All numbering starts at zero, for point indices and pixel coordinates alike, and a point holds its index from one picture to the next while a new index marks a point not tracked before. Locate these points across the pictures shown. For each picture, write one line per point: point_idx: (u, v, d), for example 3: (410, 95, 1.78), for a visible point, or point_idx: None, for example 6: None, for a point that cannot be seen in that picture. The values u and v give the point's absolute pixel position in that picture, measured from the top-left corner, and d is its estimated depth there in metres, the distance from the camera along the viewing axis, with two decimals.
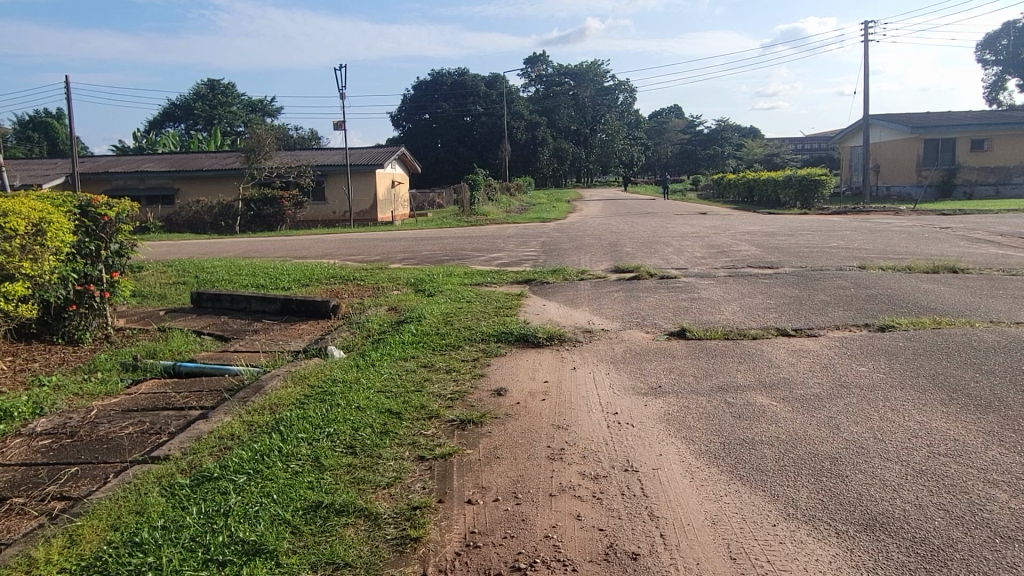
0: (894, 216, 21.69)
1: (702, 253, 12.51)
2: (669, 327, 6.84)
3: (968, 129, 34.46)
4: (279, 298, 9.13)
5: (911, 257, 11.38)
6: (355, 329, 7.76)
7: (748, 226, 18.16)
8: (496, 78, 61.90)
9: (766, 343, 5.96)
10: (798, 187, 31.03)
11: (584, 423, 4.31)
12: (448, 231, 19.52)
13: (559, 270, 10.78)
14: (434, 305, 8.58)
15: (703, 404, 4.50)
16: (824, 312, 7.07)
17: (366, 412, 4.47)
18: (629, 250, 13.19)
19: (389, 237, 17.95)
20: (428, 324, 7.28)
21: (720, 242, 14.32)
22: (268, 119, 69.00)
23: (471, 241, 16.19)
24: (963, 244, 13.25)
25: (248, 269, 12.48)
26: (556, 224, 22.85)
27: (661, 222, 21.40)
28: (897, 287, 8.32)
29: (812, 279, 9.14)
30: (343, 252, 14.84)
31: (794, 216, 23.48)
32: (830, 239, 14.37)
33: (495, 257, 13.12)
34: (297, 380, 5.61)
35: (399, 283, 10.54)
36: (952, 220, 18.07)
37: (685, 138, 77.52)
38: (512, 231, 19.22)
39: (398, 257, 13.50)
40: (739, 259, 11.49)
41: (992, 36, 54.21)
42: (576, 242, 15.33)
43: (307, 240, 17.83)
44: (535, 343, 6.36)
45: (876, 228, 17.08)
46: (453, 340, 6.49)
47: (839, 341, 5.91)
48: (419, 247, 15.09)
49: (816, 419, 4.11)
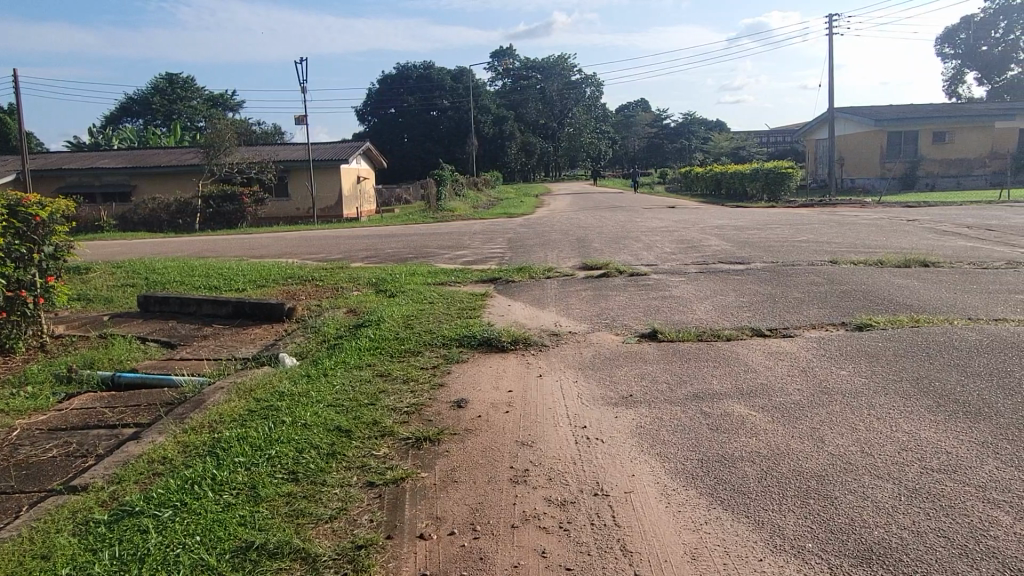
0: (860, 208, 21.72)
1: (671, 248, 12.26)
2: (639, 328, 6.54)
3: (930, 122, 34.91)
4: (231, 301, 8.70)
5: (881, 250, 11.26)
6: (310, 334, 7.35)
7: (716, 220, 18.00)
8: (462, 72, 61.35)
9: (741, 346, 5.69)
10: (764, 180, 31.09)
11: (550, 438, 3.97)
12: (412, 227, 19.12)
13: (525, 268, 10.45)
14: (394, 306, 8.19)
15: (677, 415, 4.19)
16: (798, 310, 6.82)
17: (313, 431, 4.07)
18: (597, 246, 12.93)
19: (351, 234, 17.47)
20: (386, 328, 6.89)
21: (688, 237, 14.10)
22: (230, 114, 67.67)
23: (436, 238, 15.78)
24: (931, 236, 13.19)
25: (202, 269, 11.94)
26: (523, 219, 22.60)
27: (629, 216, 21.17)
28: (870, 283, 8.12)
29: (784, 275, 8.93)
30: (303, 250, 14.34)
31: (761, 210, 23.45)
32: (799, 233, 14.23)
33: (461, 255, 12.72)
34: (241, 394, 5.18)
35: (359, 284, 10.12)
36: (918, 212, 18.10)
37: (653, 132, 77.61)
38: (479, 227, 18.83)
39: (361, 256, 13.05)
40: (708, 254, 11.25)
41: (951, 30, 55.07)
42: (543, 238, 15.01)
43: (266, 238, 17.27)
44: (500, 348, 6.01)
45: (843, 221, 17.02)
46: (412, 346, 6.10)
47: (817, 343, 5.65)
48: (382, 244, 14.66)
49: (799, 431, 3.82)
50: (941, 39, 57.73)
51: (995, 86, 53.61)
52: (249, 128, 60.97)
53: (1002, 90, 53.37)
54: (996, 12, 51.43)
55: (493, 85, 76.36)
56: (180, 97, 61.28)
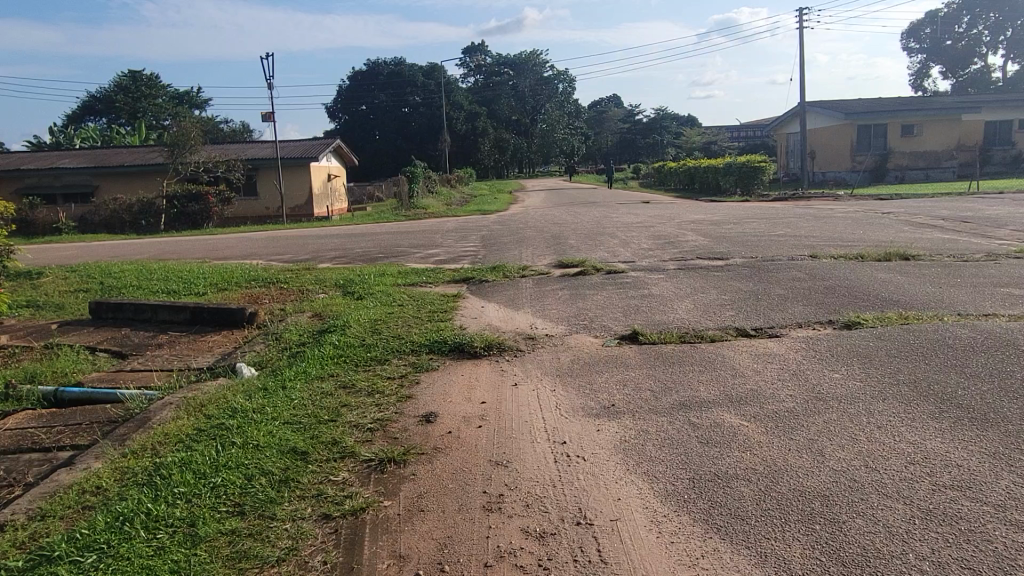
0: (835, 201, 21.69)
1: (648, 244, 11.98)
2: (618, 329, 6.22)
3: (899, 115, 35.14)
4: (189, 307, 8.26)
5: (861, 244, 11.08)
6: (272, 341, 6.93)
7: (692, 215, 17.78)
8: (433, 68, 60.77)
9: (727, 347, 5.39)
10: (738, 174, 31.04)
11: (527, 457, 3.63)
12: (384, 226, 18.67)
13: (499, 267, 10.10)
14: (362, 310, 7.78)
15: (664, 428, 3.86)
16: (783, 309, 6.54)
17: (265, 455, 3.68)
18: (572, 243, 12.62)
19: (320, 233, 17.01)
20: (352, 333, 6.49)
21: (665, 232, 13.83)
22: (197, 112, 66.51)
23: (407, 236, 15.37)
24: (908, 229, 13.05)
25: (161, 272, 11.42)
26: (497, 216, 22.25)
27: (604, 211, 20.89)
28: (853, 278, 7.89)
29: (765, 270, 8.68)
30: (269, 251, 13.85)
31: (736, 204, 23.34)
32: (775, 227, 14.04)
33: (432, 254, 12.34)
34: (190, 410, 4.76)
35: (325, 286, 9.70)
36: (893, 205, 18.06)
37: (626, 127, 77.56)
38: (452, 224, 18.45)
39: (329, 255, 12.62)
40: (686, 250, 10.98)
41: (917, 25, 55.60)
42: (517, 235, 14.67)
43: (232, 239, 16.75)
44: (472, 354, 5.65)
45: (820, 214, 16.89)
46: (379, 354, 5.72)
47: (806, 342, 5.37)
48: (352, 244, 14.23)
49: (797, 444, 3.51)
50: (907, 34, 58.27)
51: (960, 80, 54.24)
52: (217, 126, 59.83)
53: (967, 84, 54.03)
54: (960, 7, 51.85)
55: (465, 82, 75.79)
56: (145, 95, 59.97)
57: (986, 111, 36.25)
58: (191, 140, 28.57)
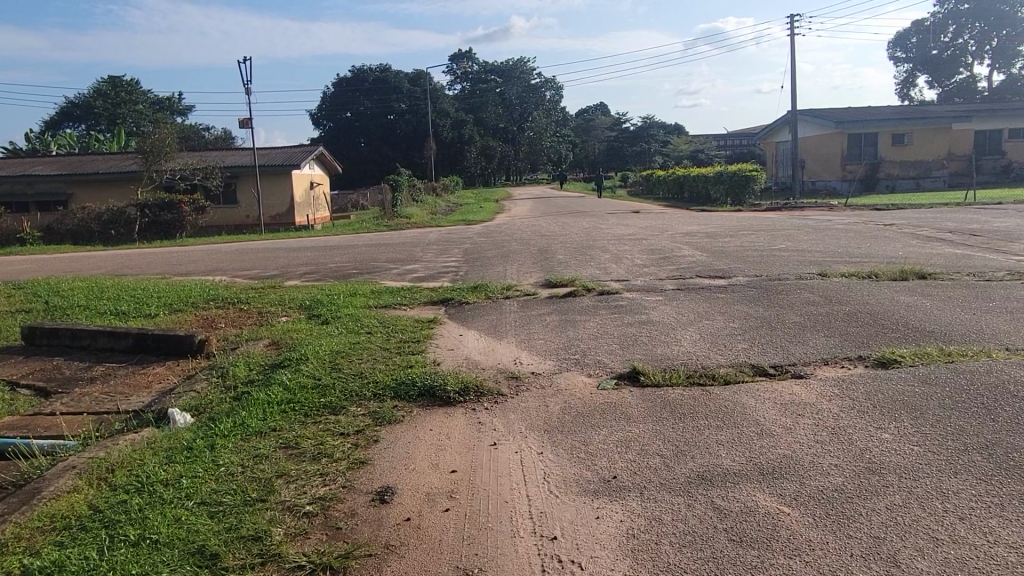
0: (830, 212, 21.06)
1: (643, 260, 11.20)
2: (617, 366, 5.38)
3: (890, 123, 34.68)
4: (131, 333, 7.36)
5: (870, 260, 10.33)
6: (217, 376, 6.00)
7: (685, 227, 17.03)
8: (419, 75, 60.01)
9: (745, 392, 4.57)
10: (729, 183, 30.41)
11: (505, 563, 2.77)
12: (363, 237, 17.79)
13: (480, 286, 9.25)
14: (325, 338, 6.87)
15: (682, 515, 3.01)
16: (803, 341, 5.73)
17: (162, 559, 2.80)
18: (561, 257, 11.81)
19: (295, 245, 16.10)
20: (308, 370, 5.58)
21: (659, 246, 13.07)
22: (179, 118, 65.44)
23: (386, 249, 14.52)
24: (913, 243, 12.38)
25: (114, 290, 10.48)
26: (482, 226, 21.47)
27: (593, 222, 20.14)
28: (872, 301, 7.13)
29: (774, 292, 7.89)
30: (238, 265, 12.93)
31: (728, 214, 22.66)
32: (774, 240, 13.32)
33: (411, 270, 11.50)
34: (93, 478, 3.85)
35: (291, 309, 8.80)
36: (893, 216, 17.43)
37: (613, 135, 77.06)
38: (435, 236, 17.60)
39: (300, 271, 11.75)
40: (683, 267, 10.22)
41: (902, 34, 55.50)
42: (502, 248, 13.84)
43: (202, 251, 15.83)
44: (444, 400, 4.78)
45: (819, 226, 16.19)
46: (335, 400, 4.82)
47: (835, 387, 4.56)
48: (326, 258, 13.35)
49: (860, 547, 2.68)
50: (892, 43, 58.18)
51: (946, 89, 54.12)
52: (199, 133, 58.68)
53: (952, 93, 53.92)
54: (946, 16, 51.70)
55: (452, 89, 75.14)
56: (125, 101, 58.81)
57: (976, 120, 35.85)
58: (166, 147, 27.57)
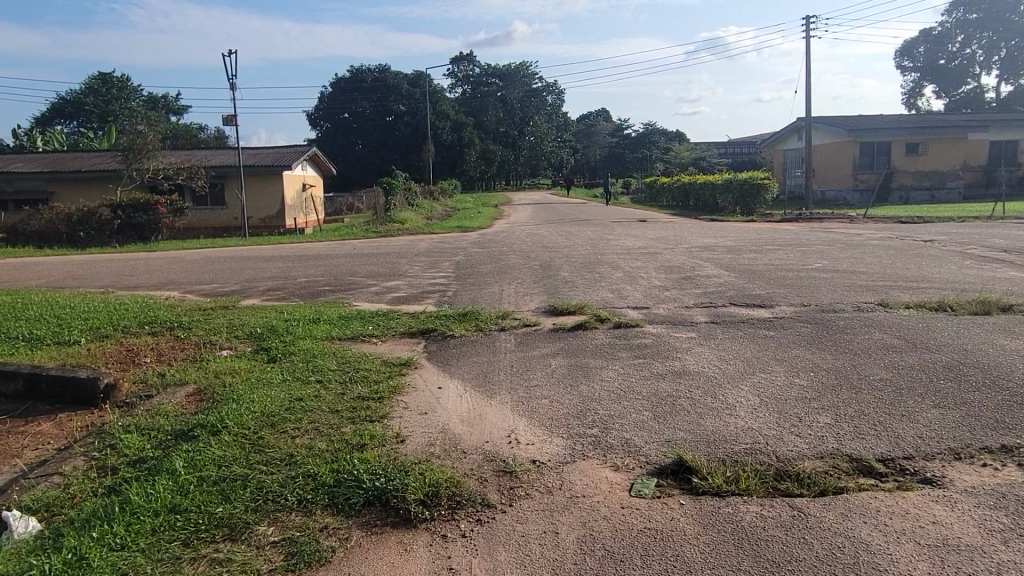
0: (851, 225, 19.53)
1: (661, 281, 9.62)
2: (655, 455, 3.74)
3: (904, 132, 33.14)
4: (22, 373, 5.76)
5: (931, 287, 8.77)
6: (99, 448, 4.36)
7: (700, 239, 15.50)
8: (419, 76, 58.46)
9: (866, 519, 2.97)
10: (738, 192, 28.86)
11: None
12: (349, 246, 16.20)
13: (470, 313, 7.66)
14: (262, 387, 5.26)
15: None
16: (910, 416, 4.11)
17: None
18: (567, 275, 10.27)
19: (272, 254, 14.52)
20: (218, 449, 3.96)
21: (677, 262, 11.52)
22: (173, 118, 63.95)
23: (370, 260, 12.96)
24: (965, 263, 10.84)
25: (41, 308, 8.89)
26: (479, 234, 19.95)
27: (599, 232, 18.54)
28: (970, 348, 5.52)
29: (834, 331, 6.32)
30: (199, 277, 11.33)
31: (741, 225, 21.15)
32: (805, 258, 11.76)
33: (393, 288, 9.90)
34: None
35: (236, 339, 7.18)
36: (928, 231, 15.88)
37: (614, 141, 75.53)
38: (427, 245, 16.00)
39: (265, 287, 10.17)
40: (711, 292, 8.63)
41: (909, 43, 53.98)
42: (499, 262, 12.25)
43: (169, 259, 14.22)
44: (404, 519, 3.16)
45: (850, 241, 14.62)
46: (241, 514, 3.21)
47: (999, 514, 2.96)
48: (301, 270, 11.78)
49: None
50: (899, 52, 56.67)
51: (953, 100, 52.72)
52: (193, 132, 57.09)
53: (960, 104, 52.50)
54: (954, 25, 50.18)
55: (452, 92, 73.60)
56: (117, 98, 57.18)
57: (992, 129, 34.38)
58: (147, 144, 26.00)
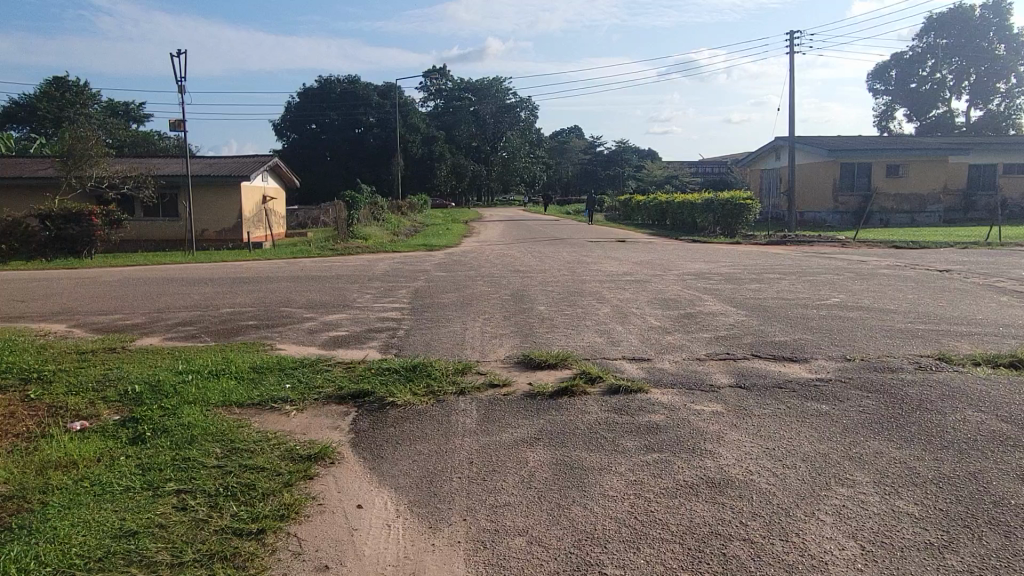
0: (843, 250, 18.23)
1: (659, 320, 7.97)
2: None
3: (885, 153, 32.09)
4: None
5: (985, 333, 7.26)
6: None
7: (690, 265, 13.99)
8: (389, 87, 56.59)
9: None
10: (719, 212, 27.45)
11: None
12: (300, 267, 14.41)
13: (423, 365, 5.87)
14: (86, 506, 3.38)
15: None
16: None
17: None
18: (545, 310, 8.61)
19: (208, 276, 12.65)
20: None
21: (672, 293, 9.94)
22: (136, 126, 61.50)
23: (318, 285, 11.18)
24: (1001, 300, 9.39)
25: None
26: (445, 254, 18.32)
27: (576, 253, 17.01)
28: None
29: (907, 405, 4.70)
30: (102, 305, 9.40)
31: (727, 248, 19.78)
32: (816, 291, 10.24)
33: (332, 323, 8.12)
34: None
35: (100, 404, 5.27)
36: (935, 258, 14.60)
37: (587, 159, 74.60)
38: (385, 267, 14.19)
39: (177, 321, 8.31)
40: (724, 337, 7.02)
41: (880, 67, 53.53)
42: (464, 290, 10.55)
43: (83, 279, 12.21)
44: None
45: (855, 270, 13.20)
46: None
47: None
48: (232, 297, 9.93)
49: None
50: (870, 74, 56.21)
51: (924, 125, 52.17)
52: (151, 141, 54.56)
53: (930, 128, 51.97)
54: (924, 50, 49.80)
55: (424, 106, 72.12)
56: (74, 104, 54.35)
57: (972, 153, 33.64)
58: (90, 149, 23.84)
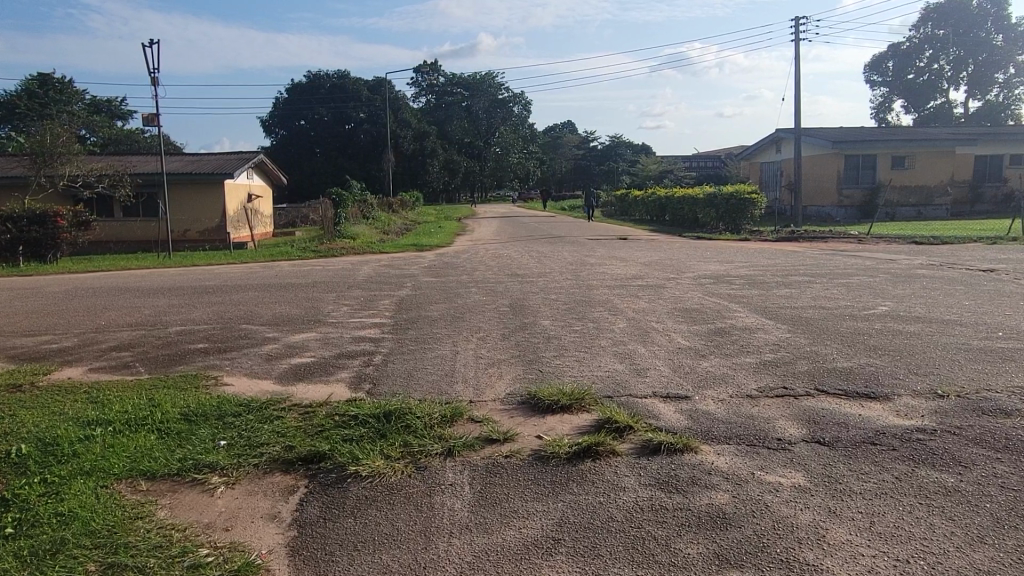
0: (861, 247, 16.97)
1: (687, 339, 6.65)
2: None
3: (890, 144, 30.81)
4: None
5: None
6: None
7: (703, 266, 12.71)
8: (379, 81, 55.06)
9: None
10: (722, 208, 26.12)
11: None
12: (274, 272, 13.07)
13: (400, 409, 4.52)
14: None
15: None
16: None
17: None
18: (551, 326, 7.29)
19: (169, 284, 11.28)
20: None
21: (694, 302, 8.64)
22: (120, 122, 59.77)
23: (288, 294, 9.84)
24: None
25: None
26: (435, 254, 17.03)
27: (576, 253, 15.75)
28: None
29: None
30: (32, 324, 8.03)
31: (736, 245, 18.52)
32: (857, 297, 8.96)
33: (297, 345, 6.80)
34: None
35: None
36: (967, 257, 13.35)
37: (580, 154, 73.36)
38: (368, 271, 12.89)
39: (111, 344, 6.95)
40: (774, 361, 5.71)
41: (878, 57, 52.27)
42: (455, 299, 9.24)
43: (25, 291, 10.79)
44: None
45: (886, 270, 11.91)
46: None
47: None
48: (187, 312, 8.57)
49: None
50: (868, 66, 54.94)
51: (923, 116, 50.96)
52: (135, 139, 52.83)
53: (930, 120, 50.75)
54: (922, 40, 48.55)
55: (416, 101, 70.65)
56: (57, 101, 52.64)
57: (979, 144, 32.38)
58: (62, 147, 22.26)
